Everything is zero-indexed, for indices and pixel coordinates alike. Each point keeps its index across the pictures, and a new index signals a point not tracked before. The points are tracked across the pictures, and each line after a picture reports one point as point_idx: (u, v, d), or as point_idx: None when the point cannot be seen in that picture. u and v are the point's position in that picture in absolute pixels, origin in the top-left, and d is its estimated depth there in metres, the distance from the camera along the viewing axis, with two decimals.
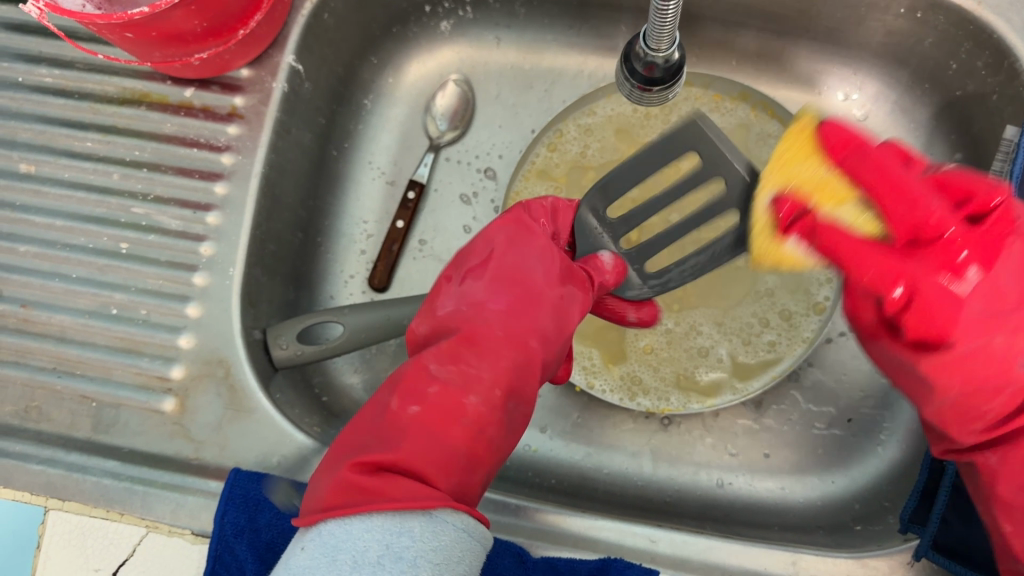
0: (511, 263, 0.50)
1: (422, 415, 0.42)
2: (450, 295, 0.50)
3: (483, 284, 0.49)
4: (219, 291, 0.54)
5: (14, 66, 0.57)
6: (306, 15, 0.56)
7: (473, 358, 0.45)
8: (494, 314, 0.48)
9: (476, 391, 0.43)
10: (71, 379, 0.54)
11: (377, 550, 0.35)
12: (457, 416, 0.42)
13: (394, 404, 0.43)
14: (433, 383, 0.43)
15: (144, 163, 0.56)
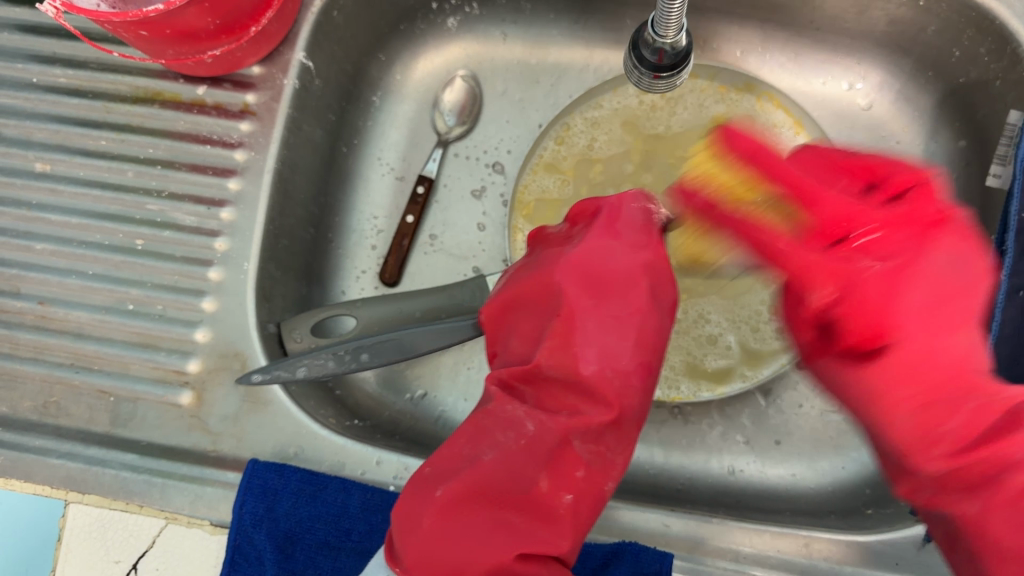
0: (658, 312, 0.45)
1: (576, 503, 0.42)
2: (594, 346, 0.43)
3: (628, 341, 0.44)
4: (234, 285, 0.55)
5: (29, 67, 0.58)
6: (316, 12, 0.57)
7: (613, 443, 0.43)
8: (637, 389, 0.44)
9: (614, 473, 0.43)
10: (89, 374, 0.55)
11: None
12: (598, 500, 0.43)
13: (543, 483, 0.41)
14: (582, 466, 0.42)
15: (158, 161, 0.57)
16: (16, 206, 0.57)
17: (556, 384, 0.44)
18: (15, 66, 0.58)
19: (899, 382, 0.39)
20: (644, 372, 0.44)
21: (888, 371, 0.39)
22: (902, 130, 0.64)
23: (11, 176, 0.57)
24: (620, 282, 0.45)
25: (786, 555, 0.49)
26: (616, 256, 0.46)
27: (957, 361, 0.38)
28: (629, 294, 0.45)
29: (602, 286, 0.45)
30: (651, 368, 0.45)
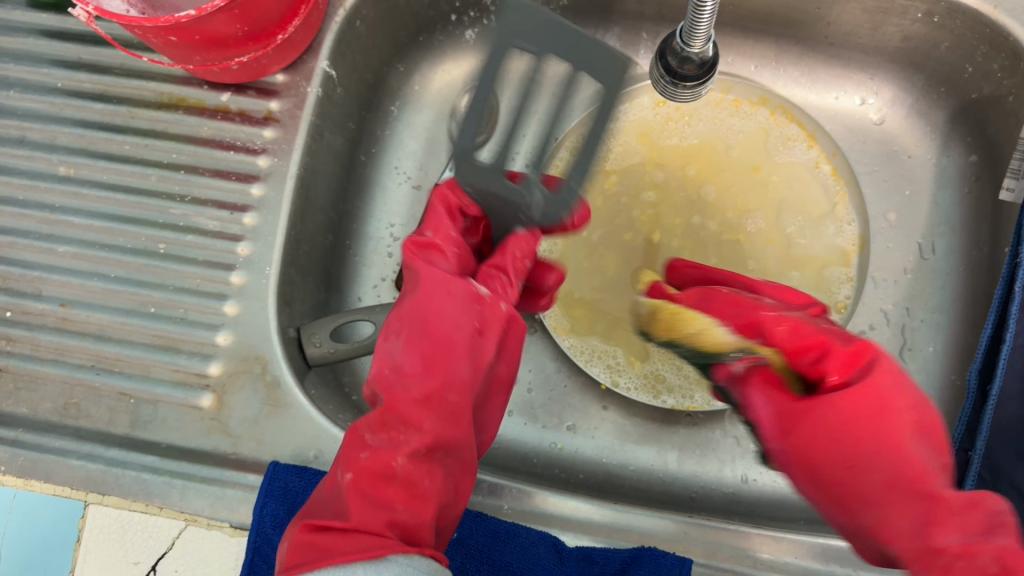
0: (465, 311, 0.50)
1: (357, 479, 0.44)
2: (378, 357, 0.49)
3: (398, 344, 0.49)
4: (256, 289, 0.55)
5: (54, 72, 0.59)
6: (339, 22, 0.58)
7: (404, 426, 0.46)
8: (412, 379, 0.48)
9: (404, 450, 0.45)
10: (110, 376, 0.55)
11: None
12: (392, 477, 0.44)
13: (342, 475, 0.45)
14: (365, 450, 0.45)
15: (181, 166, 0.57)
16: (40, 209, 0.57)
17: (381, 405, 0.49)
18: (40, 71, 0.59)
19: (844, 441, 0.41)
20: (451, 364, 0.48)
21: (874, 480, 0.40)
22: (914, 144, 0.65)
23: (34, 179, 0.58)
24: (412, 307, 0.50)
25: (803, 562, 0.49)
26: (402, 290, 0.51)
27: (897, 436, 0.41)
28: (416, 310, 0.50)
29: (400, 309, 0.51)
30: (433, 351, 0.48)
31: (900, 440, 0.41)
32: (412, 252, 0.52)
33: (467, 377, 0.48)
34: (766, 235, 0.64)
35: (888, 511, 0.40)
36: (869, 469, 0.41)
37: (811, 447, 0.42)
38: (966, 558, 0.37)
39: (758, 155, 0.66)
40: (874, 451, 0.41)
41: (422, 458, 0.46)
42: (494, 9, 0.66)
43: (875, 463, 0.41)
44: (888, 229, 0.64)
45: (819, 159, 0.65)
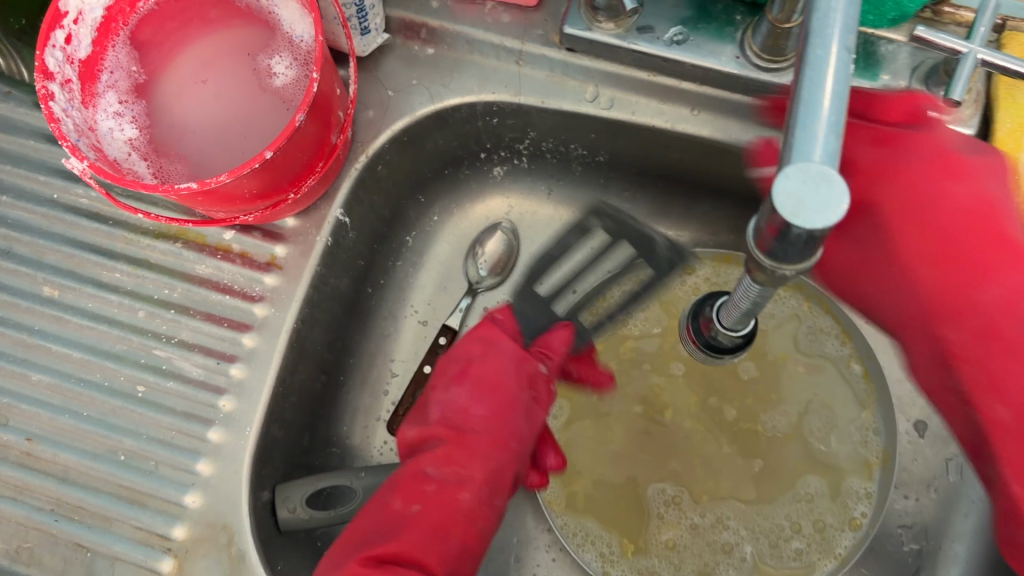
0: (507, 419, 0.50)
1: (422, 511, 0.46)
2: (437, 400, 0.52)
3: (465, 391, 0.51)
4: (233, 450, 0.51)
5: (53, 181, 0.56)
6: (359, 168, 0.54)
7: (464, 459, 0.48)
8: (477, 418, 0.50)
9: (468, 485, 0.47)
10: (68, 524, 0.51)
11: None
12: (453, 510, 0.46)
13: (396, 505, 0.46)
14: (429, 482, 0.47)
15: (173, 304, 0.54)
16: (18, 329, 0.54)
17: (418, 443, 0.51)
18: (37, 180, 0.56)
19: (941, 214, 0.43)
20: (512, 442, 0.50)
21: (893, 183, 0.44)
22: None
23: (16, 296, 0.54)
24: (457, 359, 0.53)
25: None
26: (445, 374, 0.53)
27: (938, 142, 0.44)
28: (460, 370, 0.52)
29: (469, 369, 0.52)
30: (501, 407, 0.51)
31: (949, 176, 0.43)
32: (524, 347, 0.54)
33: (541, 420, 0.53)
34: (787, 431, 0.61)
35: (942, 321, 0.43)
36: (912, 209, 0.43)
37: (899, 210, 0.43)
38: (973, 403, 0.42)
39: (786, 343, 0.63)
40: (934, 196, 0.43)
41: (483, 492, 0.48)
42: (527, 153, 0.62)
43: (911, 270, 0.43)
44: (912, 445, 0.60)
45: (851, 357, 0.62)
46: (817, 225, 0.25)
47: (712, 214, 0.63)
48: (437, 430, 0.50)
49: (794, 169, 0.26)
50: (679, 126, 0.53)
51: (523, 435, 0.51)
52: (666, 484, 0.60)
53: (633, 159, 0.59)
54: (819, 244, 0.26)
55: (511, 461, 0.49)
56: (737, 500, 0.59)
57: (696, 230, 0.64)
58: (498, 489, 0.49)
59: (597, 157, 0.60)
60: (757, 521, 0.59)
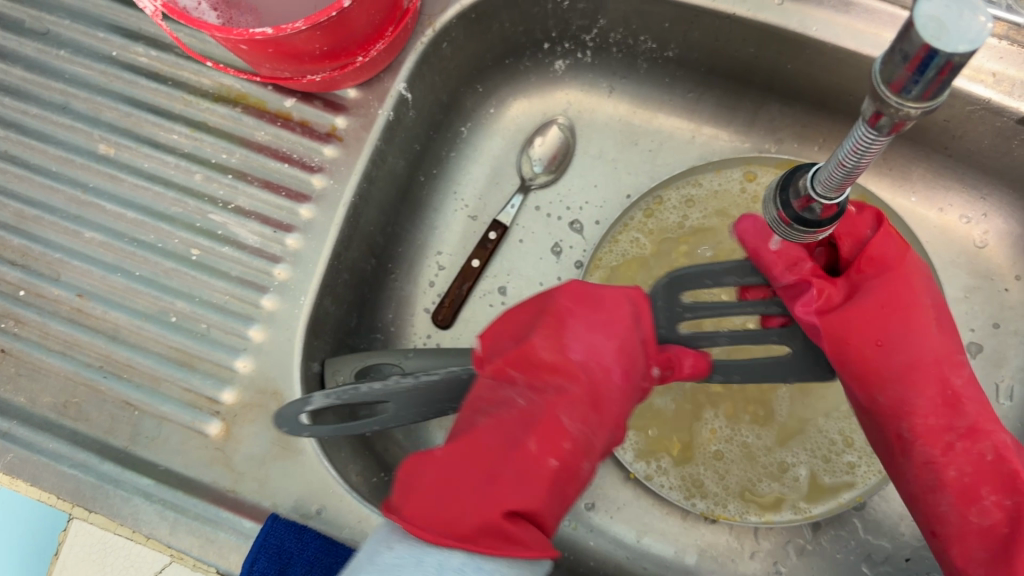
0: (632, 398, 0.47)
1: (558, 468, 0.42)
2: (578, 338, 0.46)
3: (610, 342, 0.46)
4: (286, 318, 0.51)
5: (111, 39, 0.55)
6: (425, 43, 0.53)
7: (598, 424, 0.44)
8: (615, 382, 0.46)
9: (594, 455, 0.44)
10: (117, 382, 0.51)
11: (460, 558, 0.37)
12: (577, 477, 0.43)
13: (531, 448, 0.41)
14: (568, 439, 0.42)
15: (230, 169, 0.53)
16: (72, 186, 0.53)
17: (544, 366, 0.45)
18: (96, 36, 0.55)
19: (862, 328, 0.45)
20: (623, 428, 0.47)
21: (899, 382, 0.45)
22: (1012, 278, 0.60)
23: (72, 153, 0.54)
24: (608, 303, 0.47)
25: None
26: (580, 309, 0.47)
27: (936, 349, 0.45)
28: (608, 323, 0.47)
29: (589, 302, 0.48)
30: (645, 376, 0.48)
31: (875, 263, 0.46)
32: (648, 305, 0.48)
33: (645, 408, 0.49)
34: None
35: (931, 502, 0.45)
36: (862, 348, 0.45)
37: (838, 331, 0.45)
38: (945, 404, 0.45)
39: None
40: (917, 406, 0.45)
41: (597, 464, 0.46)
42: (592, 45, 0.61)
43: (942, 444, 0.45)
44: None
45: None
46: (960, 49, 0.24)
47: (778, 121, 0.62)
48: (579, 374, 0.45)
49: None
50: (760, 15, 0.51)
51: (638, 414, 0.48)
52: (717, 416, 0.60)
53: (702, 54, 0.58)
54: (956, 76, 0.25)
55: (621, 438, 0.47)
56: (785, 416, 0.59)
57: (759, 137, 0.63)
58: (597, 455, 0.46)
59: (665, 52, 0.59)
60: (810, 439, 0.59)
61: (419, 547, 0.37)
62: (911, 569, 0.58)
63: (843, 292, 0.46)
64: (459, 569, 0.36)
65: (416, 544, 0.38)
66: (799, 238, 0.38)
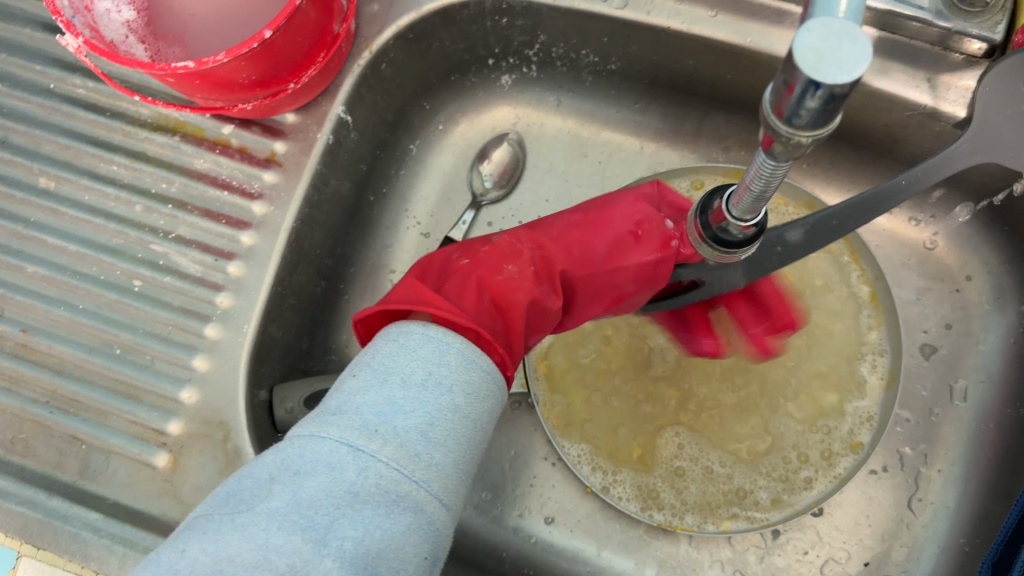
0: (595, 233, 0.48)
1: (474, 265, 0.44)
2: (552, 207, 0.52)
3: (577, 204, 0.50)
4: (230, 347, 0.51)
5: (48, 71, 0.55)
6: (362, 65, 0.53)
7: (533, 239, 0.47)
8: (568, 222, 0.49)
9: (526, 264, 0.45)
10: (63, 417, 0.51)
11: (420, 373, 0.35)
12: (501, 270, 0.44)
13: (456, 257, 0.45)
14: (489, 245, 0.46)
15: (170, 199, 0.53)
16: (13, 221, 0.53)
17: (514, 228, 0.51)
18: (33, 69, 0.55)
19: None
20: (574, 256, 0.47)
21: None
22: (964, 278, 0.61)
23: (11, 187, 0.54)
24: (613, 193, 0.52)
25: None
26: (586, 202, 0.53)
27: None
28: (590, 195, 0.52)
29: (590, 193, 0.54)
30: (608, 221, 0.49)
31: None
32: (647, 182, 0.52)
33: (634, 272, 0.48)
34: (788, 354, 0.61)
35: None
36: None
37: None
38: None
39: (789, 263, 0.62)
40: None
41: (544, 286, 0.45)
42: (536, 60, 0.61)
43: None
44: (917, 368, 0.61)
45: (862, 280, 0.61)
46: (839, 80, 0.24)
47: (725, 129, 0.62)
48: (523, 222, 0.50)
49: (815, 26, 0.25)
50: (694, 28, 0.51)
51: (602, 255, 0.48)
52: (677, 435, 0.59)
53: (644, 66, 0.58)
54: (842, 103, 0.25)
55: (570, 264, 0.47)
56: (742, 433, 0.59)
57: (707, 146, 0.63)
58: (540, 275, 0.46)
59: (608, 65, 0.59)
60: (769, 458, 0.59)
61: (389, 364, 0.36)
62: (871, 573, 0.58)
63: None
64: (422, 385, 0.35)
65: (388, 360, 0.36)
66: (726, 257, 0.38)
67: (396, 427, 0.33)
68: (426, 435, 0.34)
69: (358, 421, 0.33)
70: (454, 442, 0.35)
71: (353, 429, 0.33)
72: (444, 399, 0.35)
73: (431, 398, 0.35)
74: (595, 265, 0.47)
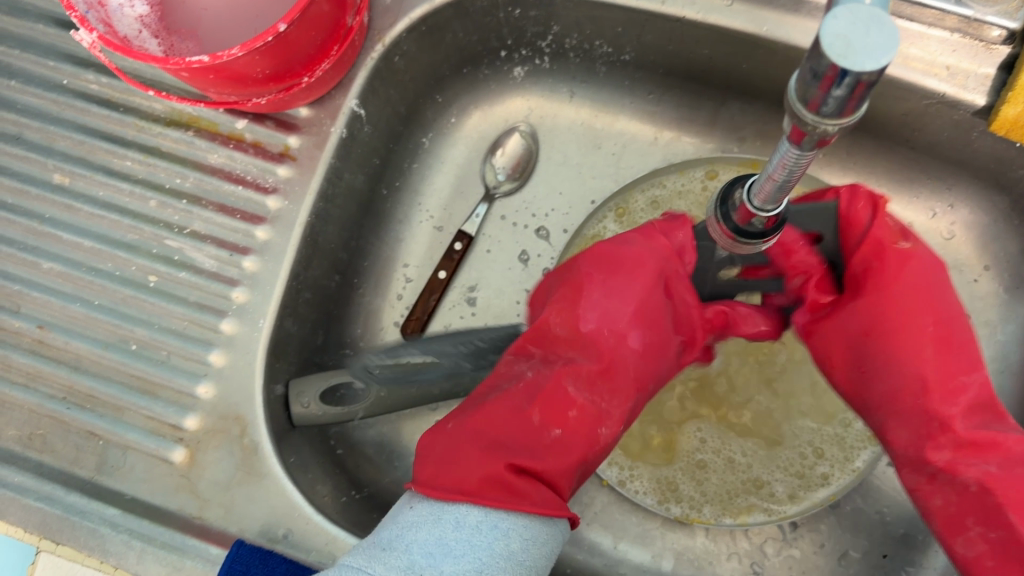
0: (654, 360, 0.49)
1: (562, 437, 0.45)
2: (592, 306, 0.49)
3: (626, 304, 0.49)
4: (246, 342, 0.51)
5: (61, 67, 0.54)
6: (375, 58, 0.53)
7: (608, 394, 0.47)
8: (631, 351, 0.48)
9: (608, 420, 0.47)
10: (80, 413, 0.51)
11: (476, 515, 0.39)
12: (567, 409, 0.45)
13: (536, 420, 0.45)
14: (573, 407, 0.45)
15: (184, 194, 0.53)
16: (28, 217, 0.53)
17: (561, 340, 0.49)
18: (45, 64, 0.55)
19: (840, 345, 0.49)
20: (638, 389, 0.48)
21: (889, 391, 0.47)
22: (982, 268, 0.60)
23: (26, 184, 0.54)
24: (629, 262, 0.50)
25: None
26: (601, 274, 0.50)
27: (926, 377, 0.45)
28: (628, 272, 0.50)
29: (615, 265, 0.50)
30: (659, 340, 0.50)
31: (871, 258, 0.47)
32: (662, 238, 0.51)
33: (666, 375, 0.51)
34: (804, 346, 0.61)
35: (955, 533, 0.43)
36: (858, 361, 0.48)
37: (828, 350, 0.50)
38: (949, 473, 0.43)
39: None
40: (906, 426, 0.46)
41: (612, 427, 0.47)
42: (549, 51, 0.60)
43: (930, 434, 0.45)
44: None
45: None
46: (867, 67, 0.23)
47: (740, 119, 0.61)
48: (587, 350, 0.48)
49: (843, 13, 0.24)
50: (710, 17, 0.51)
51: (660, 379, 0.50)
52: (699, 426, 0.59)
53: (659, 56, 0.57)
54: (871, 90, 0.25)
55: (643, 402, 0.49)
56: (758, 426, 0.59)
57: (722, 136, 0.63)
58: (601, 378, 0.47)
59: (622, 55, 0.59)
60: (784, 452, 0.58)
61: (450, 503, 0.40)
62: (889, 565, 0.58)
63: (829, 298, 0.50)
64: (476, 527, 0.39)
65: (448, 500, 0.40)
66: (751, 248, 0.37)
67: (439, 573, 0.37)
68: None
69: (405, 562, 0.37)
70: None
71: (397, 568, 0.37)
72: (497, 541, 0.39)
73: (484, 542, 0.38)
74: (660, 383, 0.50)
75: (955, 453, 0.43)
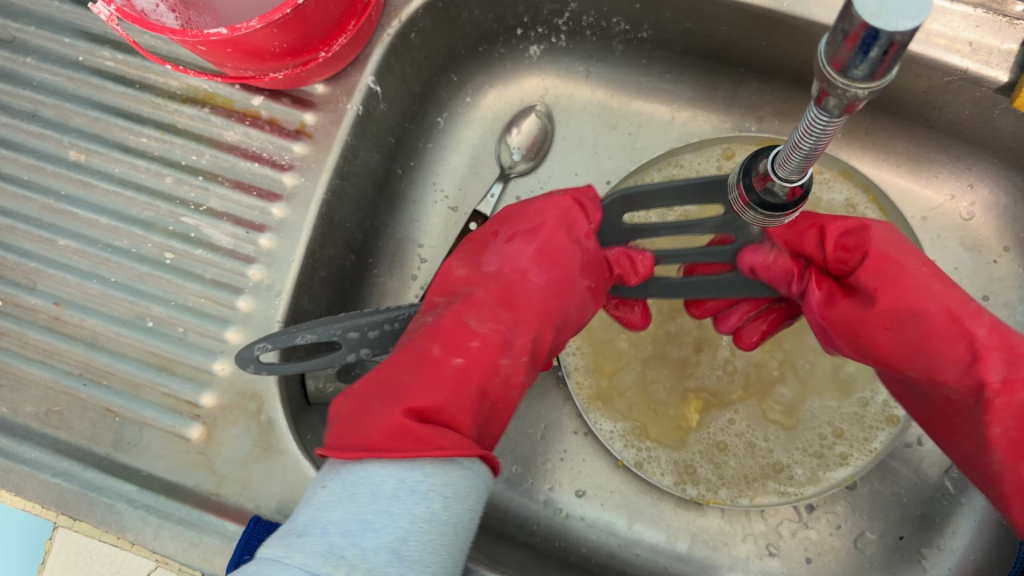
0: (563, 297, 0.49)
1: (465, 365, 0.43)
2: (494, 254, 0.51)
3: (529, 250, 0.50)
4: (262, 319, 0.50)
5: (77, 44, 0.54)
6: (392, 34, 0.52)
7: (511, 321, 0.46)
8: (536, 284, 0.49)
9: (512, 350, 0.45)
10: (96, 389, 0.51)
11: (392, 483, 0.36)
12: (469, 340, 0.44)
13: (436, 352, 0.43)
14: (475, 337, 0.44)
15: (201, 171, 0.53)
16: (44, 194, 0.53)
17: (462, 281, 0.50)
18: (62, 41, 0.54)
19: (861, 322, 0.45)
20: (547, 327, 0.47)
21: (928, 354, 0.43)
22: (1001, 249, 0.60)
23: (42, 160, 0.54)
24: (531, 216, 0.52)
25: None
26: (505, 228, 0.52)
27: (948, 305, 0.43)
28: (530, 231, 0.51)
29: (517, 220, 0.52)
30: (563, 276, 0.49)
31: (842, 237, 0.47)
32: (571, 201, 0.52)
33: (577, 317, 0.50)
34: None
35: (985, 463, 0.44)
36: (875, 338, 0.45)
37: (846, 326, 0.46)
38: (1007, 393, 0.42)
39: None
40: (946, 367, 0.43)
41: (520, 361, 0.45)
42: (565, 29, 0.60)
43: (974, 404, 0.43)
44: None
45: None
46: (900, 27, 0.23)
47: (758, 98, 0.61)
48: (488, 282, 0.48)
49: None
50: None
51: (570, 317, 0.49)
52: (734, 412, 0.59)
53: (676, 33, 0.57)
54: (902, 52, 0.24)
55: (551, 336, 0.48)
56: (775, 408, 0.59)
57: (739, 116, 0.62)
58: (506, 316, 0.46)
59: (639, 33, 0.58)
60: (800, 433, 0.58)
61: (360, 477, 0.36)
62: (906, 547, 0.58)
63: (827, 294, 0.47)
64: (393, 496, 0.35)
65: (358, 474, 0.37)
66: (769, 221, 0.37)
67: (363, 549, 0.33)
68: (399, 554, 0.34)
69: (324, 546, 0.33)
70: (427, 555, 0.35)
71: (317, 555, 0.32)
72: (418, 506, 0.35)
73: (405, 509, 0.35)
74: (570, 325, 0.50)
75: (1009, 368, 0.42)
